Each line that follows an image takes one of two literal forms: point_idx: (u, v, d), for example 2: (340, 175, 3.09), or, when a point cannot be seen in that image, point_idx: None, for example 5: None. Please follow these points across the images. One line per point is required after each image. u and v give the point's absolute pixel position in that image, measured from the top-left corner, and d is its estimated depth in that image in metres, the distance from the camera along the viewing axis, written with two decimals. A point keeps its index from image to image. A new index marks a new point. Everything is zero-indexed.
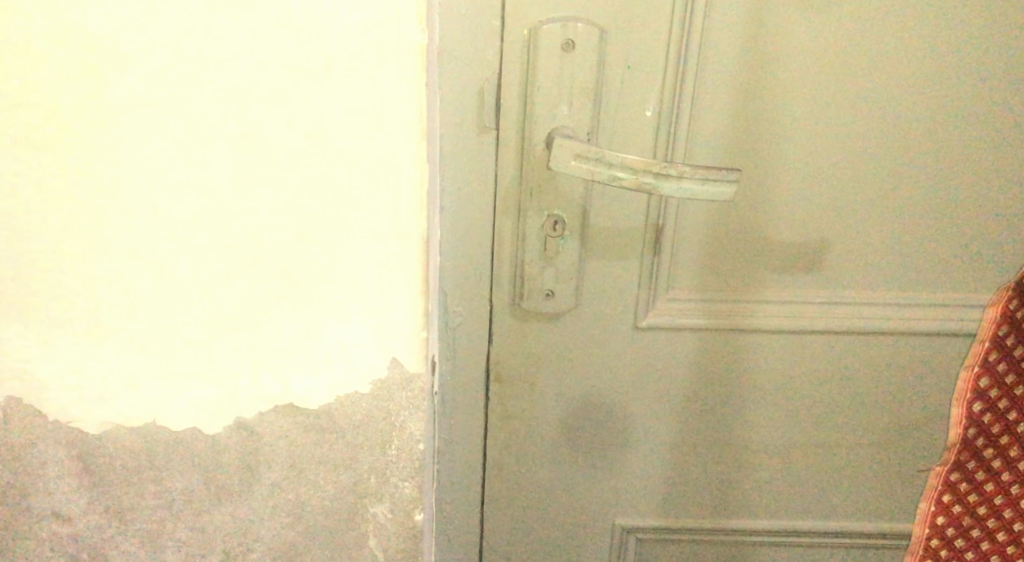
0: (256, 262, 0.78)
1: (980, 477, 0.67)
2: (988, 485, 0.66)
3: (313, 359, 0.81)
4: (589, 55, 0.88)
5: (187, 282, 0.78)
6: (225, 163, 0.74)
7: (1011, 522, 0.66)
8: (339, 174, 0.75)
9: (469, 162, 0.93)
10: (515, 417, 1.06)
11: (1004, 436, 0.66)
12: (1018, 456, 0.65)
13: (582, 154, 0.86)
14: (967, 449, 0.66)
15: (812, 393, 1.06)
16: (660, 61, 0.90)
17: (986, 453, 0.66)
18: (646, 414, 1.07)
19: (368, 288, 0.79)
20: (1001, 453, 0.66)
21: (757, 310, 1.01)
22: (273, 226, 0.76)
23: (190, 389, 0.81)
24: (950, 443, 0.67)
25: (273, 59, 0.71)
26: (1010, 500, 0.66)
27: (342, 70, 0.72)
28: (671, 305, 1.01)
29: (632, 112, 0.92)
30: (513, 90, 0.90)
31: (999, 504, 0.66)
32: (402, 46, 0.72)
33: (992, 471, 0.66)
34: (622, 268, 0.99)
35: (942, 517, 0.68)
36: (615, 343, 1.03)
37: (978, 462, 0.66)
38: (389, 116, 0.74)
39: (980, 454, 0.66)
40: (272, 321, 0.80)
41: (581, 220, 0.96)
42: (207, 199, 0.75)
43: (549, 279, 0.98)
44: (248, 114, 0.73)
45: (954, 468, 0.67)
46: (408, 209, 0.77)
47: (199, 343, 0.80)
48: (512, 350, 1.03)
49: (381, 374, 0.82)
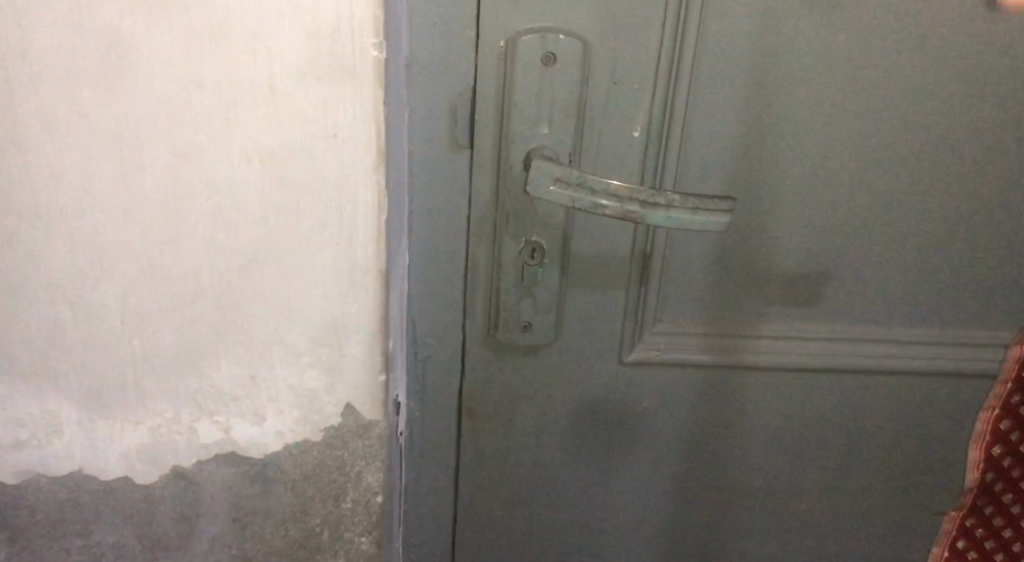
0: (194, 298, 0.70)
1: (997, 523, 0.61)
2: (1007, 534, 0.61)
3: (258, 404, 0.73)
4: (572, 68, 0.80)
5: (117, 319, 0.70)
6: (158, 189, 0.66)
7: None
8: (288, 203, 0.67)
9: (440, 183, 0.84)
10: (489, 457, 0.97)
11: None
12: None
13: (562, 180, 0.79)
14: (983, 494, 0.61)
15: (811, 436, 0.98)
16: (650, 77, 0.81)
17: (1005, 499, 0.61)
18: (632, 455, 0.98)
19: (319, 329, 0.71)
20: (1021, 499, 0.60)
21: (754, 347, 0.93)
22: (213, 258, 0.69)
23: (121, 437, 0.73)
24: (966, 487, 0.63)
25: (210, 73, 0.63)
26: None
27: (289, 88, 0.64)
28: (660, 339, 0.92)
29: (618, 131, 0.83)
30: (488, 105, 0.82)
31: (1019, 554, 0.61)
32: (357, 63, 0.64)
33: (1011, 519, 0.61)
34: (607, 299, 0.90)
35: None
36: (598, 379, 0.94)
37: (995, 508, 0.61)
38: (342, 140, 0.66)
39: (998, 500, 0.61)
40: (211, 363, 0.72)
41: (562, 247, 0.87)
42: (137, 227, 0.67)
43: (527, 311, 0.89)
44: (182, 133, 0.65)
45: (969, 514, 0.62)
46: (364, 241, 0.69)
47: (130, 387, 0.72)
48: (487, 386, 0.94)
49: (334, 421, 0.74)
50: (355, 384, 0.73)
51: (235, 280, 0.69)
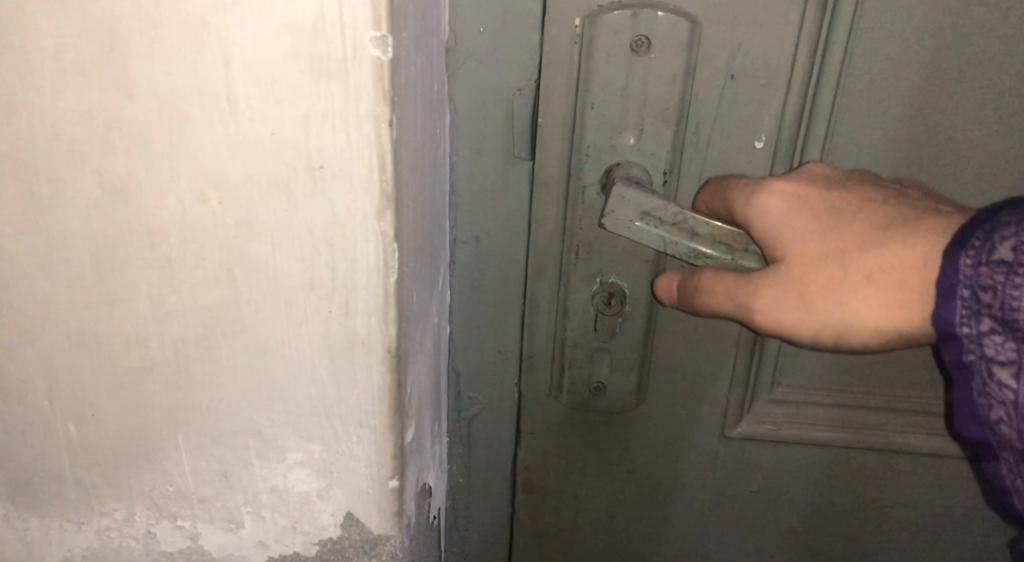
0: (142, 376, 0.52)
1: (981, 370, 0.45)
2: (993, 374, 0.44)
3: (233, 507, 0.55)
4: (671, 57, 0.58)
5: (44, 401, 0.53)
6: (83, 235, 0.48)
7: (1004, 396, 0.44)
8: (259, 257, 0.48)
9: (492, 206, 0.65)
10: (550, 536, 0.78)
11: (983, 322, 0.44)
12: (993, 333, 0.44)
13: (652, 214, 0.58)
14: (963, 351, 0.45)
15: (964, 533, 0.75)
16: (783, 69, 0.59)
17: (976, 349, 0.45)
18: (732, 546, 0.78)
19: (308, 421, 0.52)
20: (987, 340, 0.44)
21: (902, 425, 0.70)
22: (162, 327, 0.50)
23: (60, 541, 0.57)
24: (961, 348, 0.45)
25: (141, 76, 0.44)
26: (1005, 382, 0.44)
27: (253, 101, 0.44)
28: (777, 409, 0.71)
29: (734, 143, 0.61)
30: (556, 106, 0.60)
31: (999, 385, 0.44)
32: (351, 64, 0.43)
33: (986, 359, 0.44)
34: (710, 358, 0.69)
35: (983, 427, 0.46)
36: (691, 454, 0.73)
37: (979, 359, 0.45)
38: (333, 174, 0.46)
39: (977, 351, 0.45)
40: (169, 457, 0.54)
41: (650, 292, 0.65)
42: (60, 284, 0.50)
43: (602, 370, 0.68)
44: (110, 162, 0.46)
45: (977, 382, 0.45)
46: (366, 311, 0.49)
47: (67, 480, 0.55)
48: (549, 454, 0.74)
49: (332, 534, 0.56)
50: (356, 491, 0.54)
51: (194, 358, 0.51)
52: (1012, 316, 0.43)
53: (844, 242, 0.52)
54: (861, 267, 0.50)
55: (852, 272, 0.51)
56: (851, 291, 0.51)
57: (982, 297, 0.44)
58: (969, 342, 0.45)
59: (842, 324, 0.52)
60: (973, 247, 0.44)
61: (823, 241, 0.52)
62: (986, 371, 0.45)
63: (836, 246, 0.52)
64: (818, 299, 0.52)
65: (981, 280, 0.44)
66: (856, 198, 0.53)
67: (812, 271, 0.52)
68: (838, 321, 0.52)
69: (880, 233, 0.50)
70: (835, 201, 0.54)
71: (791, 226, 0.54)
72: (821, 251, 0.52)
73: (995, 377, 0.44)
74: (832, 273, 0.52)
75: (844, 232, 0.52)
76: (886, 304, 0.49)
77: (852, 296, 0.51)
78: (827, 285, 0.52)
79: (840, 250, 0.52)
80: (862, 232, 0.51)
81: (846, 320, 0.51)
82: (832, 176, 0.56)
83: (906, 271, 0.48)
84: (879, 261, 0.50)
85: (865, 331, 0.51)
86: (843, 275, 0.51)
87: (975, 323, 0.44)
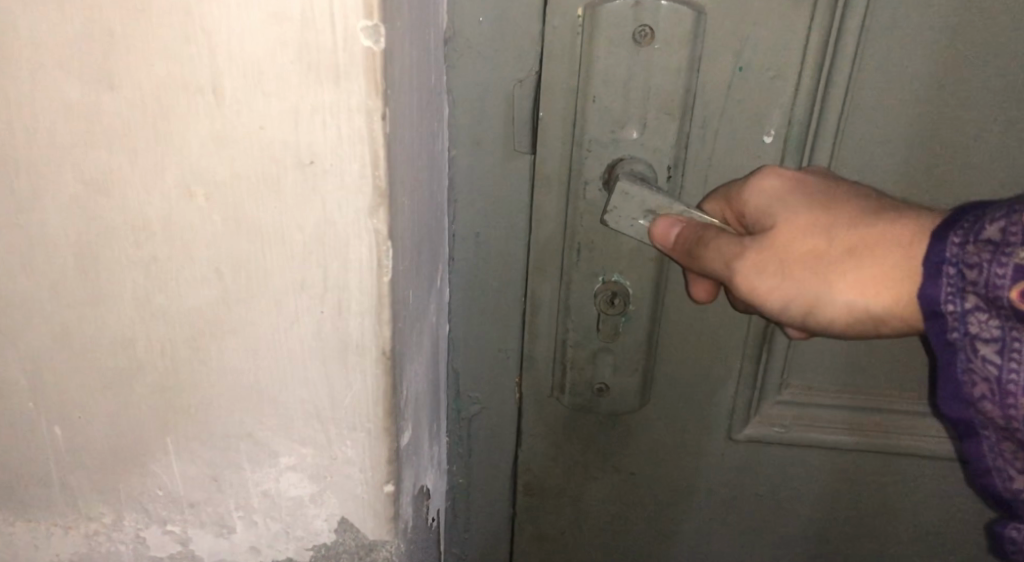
0: (128, 377, 0.50)
1: (963, 349, 0.43)
2: (976, 353, 0.43)
3: (224, 511, 0.54)
4: (676, 48, 0.56)
5: (29, 403, 0.51)
6: (67, 232, 0.47)
7: (988, 375, 0.42)
8: (247, 256, 0.46)
9: (492, 202, 0.63)
10: (552, 538, 0.77)
11: (969, 299, 0.43)
12: (978, 310, 0.42)
13: (657, 212, 0.57)
14: (946, 329, 0.43)
15: (978, 539, 0.73)
16: (792, 61, 0.57)
17: (959, 326, 0.43)
18: (738, 549, 0.76)
19: (300, 424, 0.51)
20: (971, 316, 0.43)
21: (913, 427, 0.69)
22: (149, 328, 0.49)
23: (48, 545, 0.56)
24: (944, 326, 0.44)
25: (123, 67, 0.43)
26: (989, 360, 0.42)
27: (239, 93, 0.43)
28: (785, 410, 0.69)
29: (741, 137, 0.59)
30: (557, 99, 0.58)
31: (982, 363, 0.42)
32: (341, 54, 0.42)
33: (970, 336, 0.43)
34: (716, 358, 0.67)
35: (965, 408, 0.44)
36: (696, 455, 0.71)
37: (962, 336, 0.43)
38: (324, 170, 0.44)
39: (961, 328, 0.43)
40: (158, 460, 0.53)
41: (654, 290, 0.63)
42: (44, 283, 0.48)
43: (604, 370, 0.66)
44: (94, 157, 0.45)
45: (959, 361, 0.43)
46: (358, 312, 0.47)
47: (53, 484, 0.54)
48: (551, 456, 0.73)
49: (326, 539, 0.54)
50: (349, 496, 0.53)
51: (182, 360, 0.49)
52: (995, 293, 0.41)
53: (836, 217, 0.51)
54: (849, 241, 0.50)
55: (838, 245, 0.50)
56: (833, 263, 0.50)
57: (967, 274, 0.43)
58: (953, 321, 0.43)
59: (817, 294, 0.51)
60: (963, 228, 0.43)
61: (813, 214, 0.52)
62: (970, 350, 0.43)
63: (826, 218, 0.51)
64: (796, 268, 0.51)
65: (967, 258, 0.43)
66: (859, 190, 0.53)
67: (797, 240, 0.52)
68: (813, 290, 0.51)
69: (877, 215, 0.50)
70: (837, 189, 0.53)
71: (783, 199, 0.53)
72: (809, 221, 0.52)
73: (980, 356, 0.43)
74: (816, 244, 0.51)
75: (838, 209, 0.51)
76: (867, 281, 0.49)
77: (833, 268, 0.50)
78: (809, 255, 0.51)
79: (830, 223, 0.51)
80: (858, 214, 0.51)
81: (821, 288, 0.50)
82: (833, 174, 0.55)
83: (893, 249, 0.48)
84: (869, 238, 0.49)
85: (838, 303, 0.50)
86: (828, 248, 0.50)
87: (959, 301, 0.43)
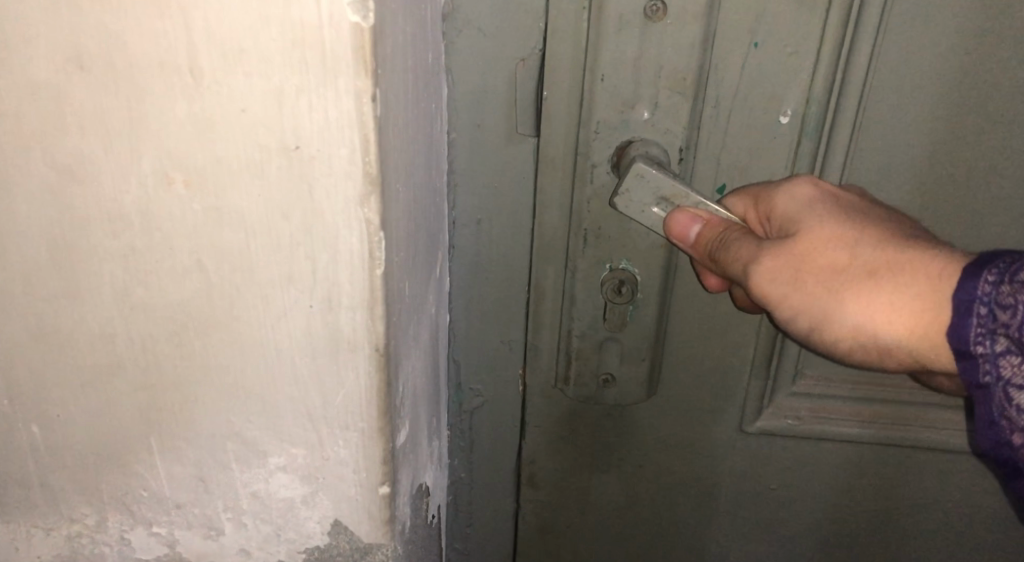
0: (108, 374, 0.48)
1: (1000, 394, 0.42)
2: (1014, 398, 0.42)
3: (212, 512, 0.51)
4: (688, 24, 0.52)
5: (4, 400, 0.49)
6: (39, 222, 0.44)
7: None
8: (230, 247, 0.44)
9: (493, 187, 0.60)
10: (557, 533, 0.74)
11: (1001, 343, 0.42)
12: (1013, 355, 0.41)
13: (670, 200, 0.54)
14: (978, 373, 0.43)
15: (999, 535, 0.71)
16: (811, 37, 0.53)
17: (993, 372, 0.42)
18: (750, 545, 0.73)
19: (290, 423, 0.48)
20: (1006, 362, 0.42)
21: (933, 421, 0.66)
22: (129, 322, 0.46)
23: (30, 546, 0.53)
24: (975, 370, 0.43)
25: (95, 46, 0.40)
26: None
27: (219, 74, 0.40)
28: (799, 402, 0.66)
29: (757, 118, 0.56)
30: (562, 78, 0.55)
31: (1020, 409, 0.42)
32: (326, 31, 0.39)
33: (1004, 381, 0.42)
34: (728, 349, 0.64)
35: (1001, 452, 0.43)
36: (706, 449, 0.69)
37: (996, 382, 0.42)
38: (310, 156, 0.41)
39: (994, 373, 0.42)
40: (142, 460, 0.50)
41: (663, 278, 0.60)
42: (16, 276, 0.45)
43: (610, 361, 0.63)
44: (66, 142, 0.42)
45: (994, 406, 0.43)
46: (350, 307, 0.44)
47: (33, 484, 0.51)
48: (556, 449, 0.70)
49: (318, 542, 0.52)
50: (343, 499, 0.50)
51: (164, 356, 0.47)
52: None
53: (867, 234, 0.48)
54: (875, 260, 0.47)
55: (862, 264, 0.47)
56: (852, 280, 0.47)
57: (1001, 316, 0.42)
58: (986, 363, 0.42)
59: (830, 307, 0.48)
60: (998, 266, 0.42)
61: (842, 228, 0.49)
62: (1004, 393, 0.42)
63: (853, 235, 0.48)
64: (808, 279, 0.49)
65: (1000, 298, 0.42)
66: (897, 218, 0.50)
67: (818, 252, 0.49)
68: (826, 303, 0.48)
69: (912, 241, 0.47)
70: (873, 211, 0.50)
71: (812, 210, 0.50)
72: (837, 232, 0.49)
73: (1016, 398, 0.42)
74: (839, 258, 0.48)
75: (870, 227, 0.48)
76: (884, 305, 0.46)
77: (851, 284, 0.47)
78: (829, 267, 0.48)
79: (859, 239, 0.48)
80: (892, 236, 0.48)
81: (833, 307, 0.48)
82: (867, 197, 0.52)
83: (918, 279, 0.45)
84: (897, 264, 0.46)
85: (848, 320, 0.48)
86: (849, 264, 0.48)
87: (991, 343, 0.42)
